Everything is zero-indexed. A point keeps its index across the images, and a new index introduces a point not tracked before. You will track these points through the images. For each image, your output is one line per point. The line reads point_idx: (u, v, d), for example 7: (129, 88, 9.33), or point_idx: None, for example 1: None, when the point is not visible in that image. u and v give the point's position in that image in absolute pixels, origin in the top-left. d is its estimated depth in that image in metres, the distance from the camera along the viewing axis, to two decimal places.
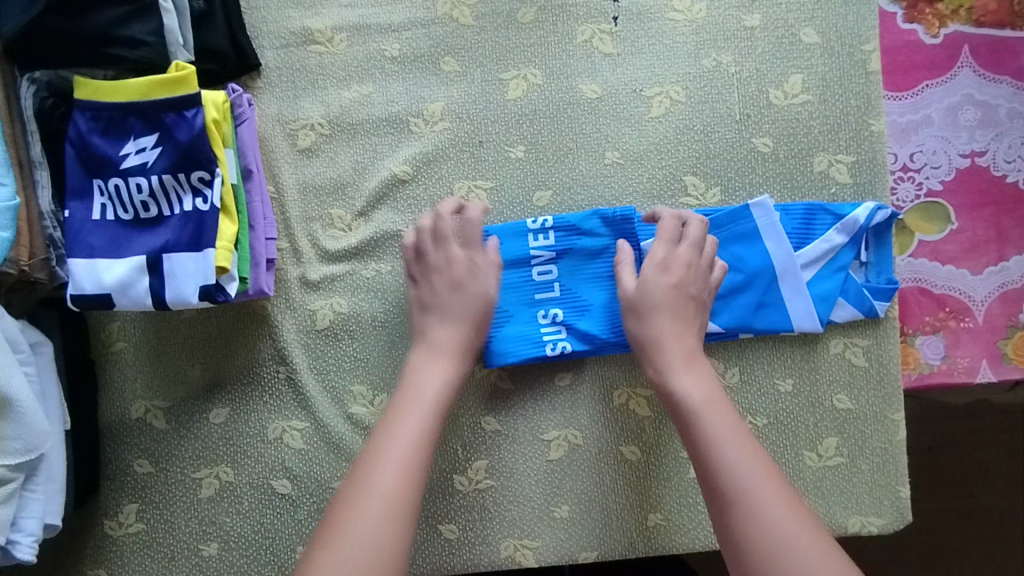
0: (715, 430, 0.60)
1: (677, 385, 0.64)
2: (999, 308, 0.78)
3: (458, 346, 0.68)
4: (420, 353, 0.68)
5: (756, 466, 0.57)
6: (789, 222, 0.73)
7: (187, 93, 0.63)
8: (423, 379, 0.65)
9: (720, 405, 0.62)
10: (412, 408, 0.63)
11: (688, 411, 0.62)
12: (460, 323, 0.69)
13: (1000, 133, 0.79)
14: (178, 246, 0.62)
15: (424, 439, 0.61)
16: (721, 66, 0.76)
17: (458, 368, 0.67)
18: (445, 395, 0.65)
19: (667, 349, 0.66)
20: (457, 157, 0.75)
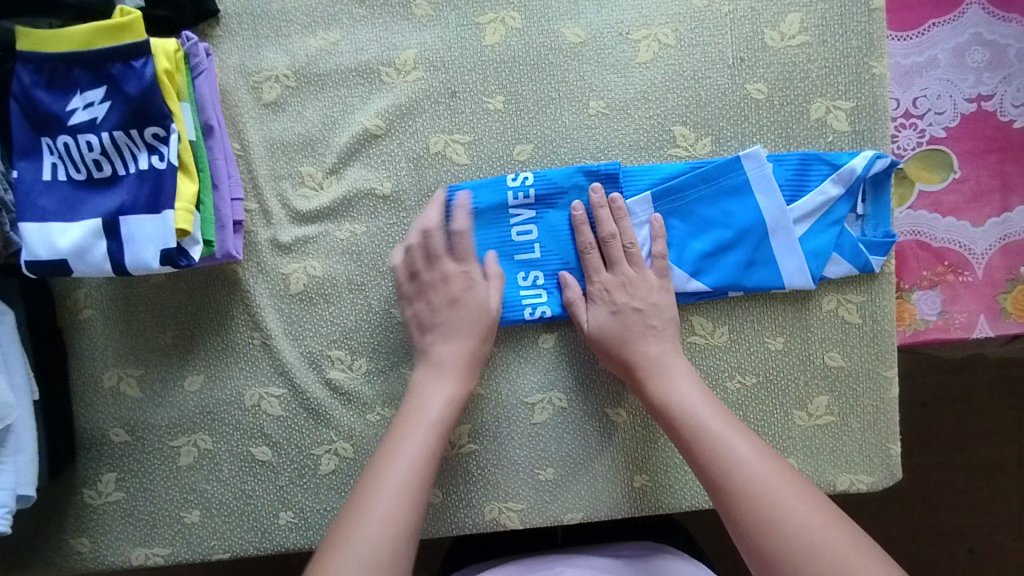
0: (711, 424, 0.61)
1: (668, 385, 0.65)
2: (1000, 261, 0.75)
3: (465, 360, 0.67)
4: (426, 370, 0.67)
5: (756, 453, 0.58)
6: (782, 173, 0.70)
7: (134, 40, 0.59)
8: (422, 396, 0.65)
9: (711, 400, 0.64)
10: (415, 428, 0.62)
11: (682, 411, 0.63)
12: (464, 337, 0.68)
13: (1008, 75, 0.75)
14: (136, 208, 0.59)
15: (425, 457, 0.60)
16: (713, 5, 0.71)
17: (455, 379, 0.66)
18: (443, 407, 0.64)
19: (654, 353, 0.67)
20: (433, 109, 0.71)
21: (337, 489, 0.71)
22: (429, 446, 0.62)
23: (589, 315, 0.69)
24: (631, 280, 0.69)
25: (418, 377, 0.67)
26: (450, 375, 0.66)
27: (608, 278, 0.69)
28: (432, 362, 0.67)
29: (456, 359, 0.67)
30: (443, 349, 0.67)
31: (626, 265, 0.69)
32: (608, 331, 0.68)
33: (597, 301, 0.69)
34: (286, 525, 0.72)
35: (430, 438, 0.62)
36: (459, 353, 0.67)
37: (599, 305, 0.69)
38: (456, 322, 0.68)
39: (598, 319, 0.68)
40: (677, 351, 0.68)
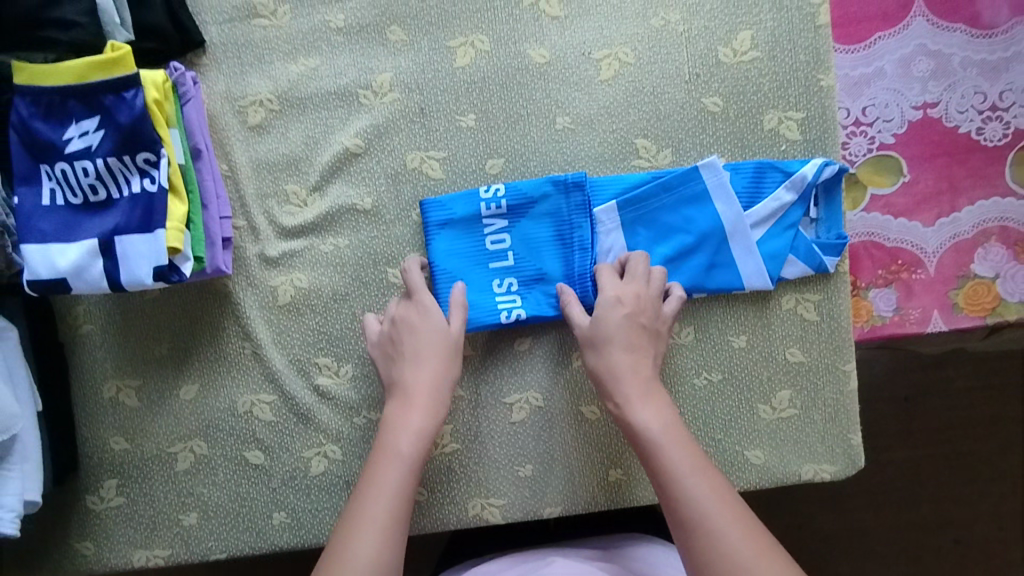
0: (677, 462, 0.60)
1: (637, 416, 0.64)
2: (951, 259, 0.79)
3: (434, 391, 0.68)
4: (396, 404, 0.68)
5: (716, 498, 0.57)
6: (739, 181, 0.74)
7: (125, 74, 0.63)
8: (394, 432, 0.66)
9: (680, 435, 0.63)
10: (387, 465, 0.63)
11: (648, 444, 0.62)
12: (431, 369, 0.69)
13: (952, 83, 0.79)
14: (129, 229, 0.63)
15: (399, 495, 0.61)
16: (669, 25, 0.75)
17: (425, 409, 0.67)
18: (416, 438, 0.65)
19: (628, 380, 0.66)
20: (409, 128, 0.75)
21: (327, 488, 0.75)
22: (403, 482, 0.62)
23: (597, 312, 0.69)
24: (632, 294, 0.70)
25: (389, 411, 0.67)
26: (418, 407, 0.67)
27: (617, 286, 0.70)
28: (402, 394, 0.68)
29: (425, 390, 0.68)
30: (410, 380, 0.68)
31: (630, 281, 0.70)
32: (610, 328, 0.68)
33: (609, 300, 0.69)
34: (280, 525, 0.76)
35: (406, 474, 0.63)
36: (420, 378, 0.68)
37: (614, 304, 0.69)
38: (416, 350, 0.69)
39: (605, 313, 0.68)
40: (652, 381, 0.67)
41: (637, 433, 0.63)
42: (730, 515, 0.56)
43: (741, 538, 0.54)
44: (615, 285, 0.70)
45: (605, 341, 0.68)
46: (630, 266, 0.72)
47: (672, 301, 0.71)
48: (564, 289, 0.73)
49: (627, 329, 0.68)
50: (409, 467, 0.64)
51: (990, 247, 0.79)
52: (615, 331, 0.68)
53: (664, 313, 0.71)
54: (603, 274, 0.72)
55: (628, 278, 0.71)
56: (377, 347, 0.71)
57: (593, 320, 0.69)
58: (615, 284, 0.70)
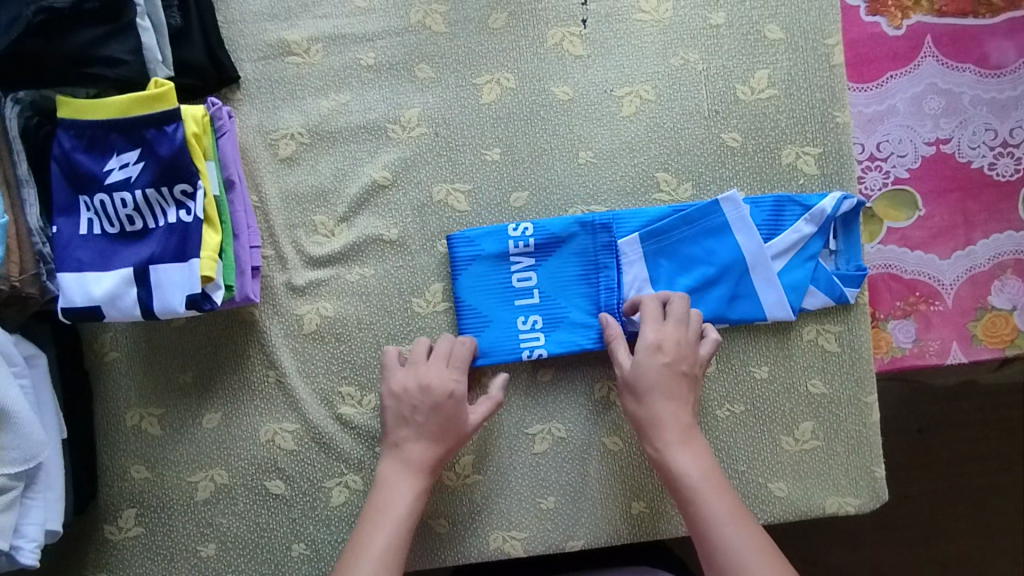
0: (717, 512, 0.62)
1: (675, 461, 0.66)
2: (968, 291, 0.80)
3: (430, 464, 0.69)
4: (390, 465, 0.69)
5: (755, 547, 0.60)
6: (759, 215, 0.75)
7: (166, 108, 0.64)
8: (385, 493, 0.68)
9: (717, 482, 0.65)
10: (378, 525, 0.65)
11: (688, 491, 0.64)
12: (434, 443, 0.69)
13: (964, 121, 0.81)
14: (165, 258, 0.64)
15: (387, 558, 0.63)
16: (688, 64, 0.78)
17: (417, 474, 0.69)
18: (406, 502, 0.67)
19: (667, 426, 0.67)
20: (435, 162, 0.77)
21: (347, 519, 0.75)
22: (393, 543, 0.64)
23: (637, 357, 0.69)
24: (667, 339, 0.69)
25: (383, 471, 0.69)
26: (411, 474, 0.68)
27: (659, 326, 0.70)
28: (396, 458, 0.69)
29: (427, 465, 0.69)
30: (408, 447, 0.69)
31: (670, 325, 0.70)
32: (650, 377, 0.68)
33: (649, 347, 0.69)
34: (298, 556, 0.75)
35: (395, 537, 0.65)
36: (426, 452, 0.69)
37: (654, 350, 0.69)
38: (432, 426, 0.70)
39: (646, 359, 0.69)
40: (690, 425, 0.68)
41: (676, 479, 0.65)
42: (768, 567, 0.58)
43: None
44: (657, 328, 0.70)
45: (643, 391, 0.68)
46: (669, 306, 0.72)
47: (707, 343, 0.72)
48: (609, 321, 0.73)
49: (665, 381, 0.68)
50: (399, 530, 0.65)
51: (1007, 279, 0.80)
52: (653, 380, 0.68)
53: (701, 356, 0.71)
54: (646, 306, 0.72)
55: (668, 321, 0.71)
56: (396, 401, 0.71)
57: (633, 364, 0.69)
58: (657, 328, 0.70)
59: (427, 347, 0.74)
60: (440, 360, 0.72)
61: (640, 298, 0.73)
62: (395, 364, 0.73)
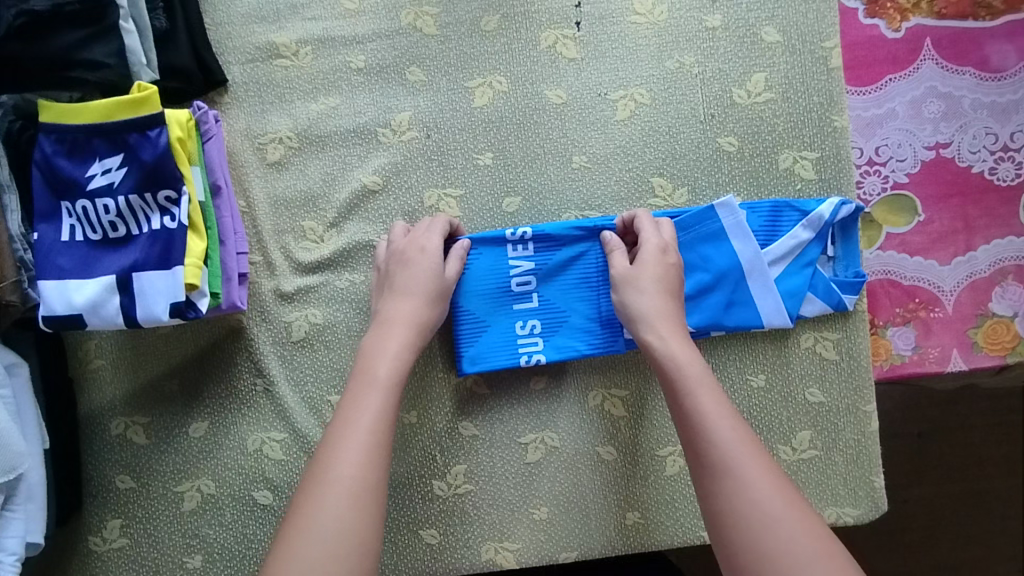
0: (707, 405, 0.58)
1: (667, 356, 0.62)
2: (968, 297, 0.79)
3: (413, 320, 0.67)
4: (374, 331, 0.66)
5: (746, 445, 0.55)
6: (756, 220, 0.74)
7: (149, 113, 0.63)
8: (370, 358, 0.63)
9: (710, 379, 0.60)
10: (365, 390, 0.61)
11: (679, 384, 0.60)
12: (413, 298, 0.67)
13: (964, 124, 0.80)
14: (148, 265, 0.63)
15: (380, 421, 0.59)
16: (684, 67, 0.77)
17: (404, 328, 0.66)
18: (394, 361, 0.63)
19: (662, 320, 0.64)
20: (426, 166, 0.76)
21: None
22: (383, 408, 0.60)
23: (641, 255, 0.68)
24: (668, 243, 0.69)
25: (367, 340, 0.65)
26: (395, 332, 0.65)
27: (659, 232, 0.69)
28: (379, 323, 0.67)
29: (411, 320, 0.67)
30: (390, 308, 0.67)
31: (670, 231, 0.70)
32: (654, 271, 0.67)
33: (654, 246, 0.68)
34: None
35: (388, 399, 0.60)
36: (412, 310, 0.67)
37: (658, 250, 0.68)
38: (408, 281, 0.68)
39: (649, 250, 0.68)
40: (682, 324, 0.65)
41: (674, 369, 0.61)
42: (757, 464, 0.54)
43: (766, 484, 0.52)
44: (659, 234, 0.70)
45: (642, 281, 0.66)
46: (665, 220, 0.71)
47: None
48: (609, 234, 0.72)
49: (668, 273, 0.67)
50: (388, 391, 0.61)
51: (1008, 285, 0.79)
52: (658, 274, 0.67)
53: None
54: (646, 214, 0.71)
55: (665, 230, 0.70)
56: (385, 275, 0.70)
57: (636, 263, 0.68)
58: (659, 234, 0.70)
59: (406, 228, 0.73)
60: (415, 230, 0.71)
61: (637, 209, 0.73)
62: (382, 255, 0.72)
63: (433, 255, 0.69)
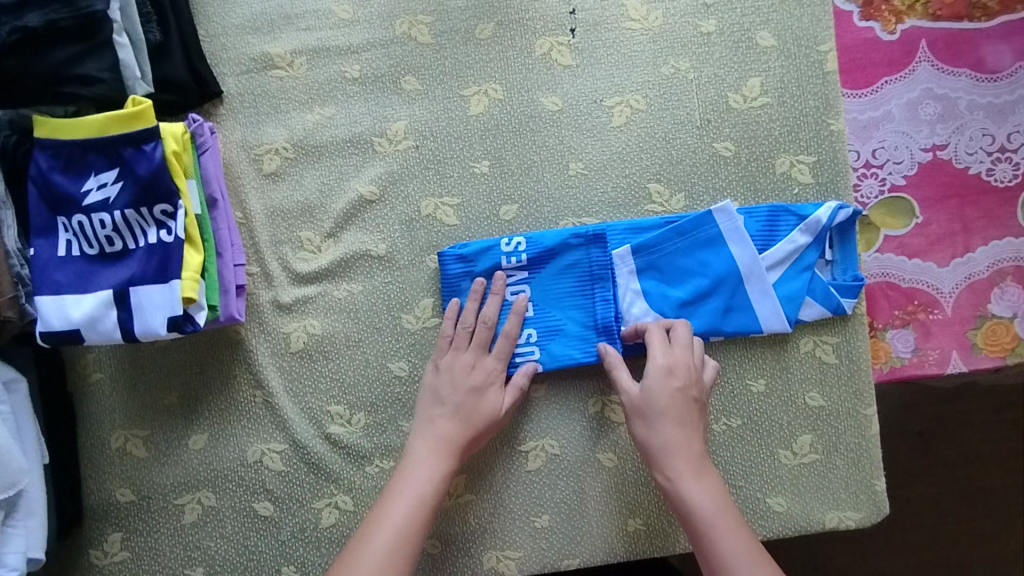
0: (730, 547, 0.59)
1: (689, 494, 0.63)
2: (968, 299, 0.79)
3: (457, 444, 0.68)
4: (421, 441, 0.68)
5: None
6: (753, 225, 0.74)
7: (145, 127, 0.63)
8: (414, 469, 0.67)
9: (733, 517, 0.62)
10: (401, 499, 0.64)
11: (701, 525, 0.61)
12: (465, 425, 0.69)
13: (960, 126, 0.80)
14: (145, 279, 0.63)
15: (409, 529, 0.62)
16: (679, 73, 0.77)
17: (446, 453, 0.68)
18: (434, 475, 0.66)
19: (680, 454, 0.65)
20: (423, 175, 0.76)
21: (338, 541, 0.74)
22: (412, 519, 0.63)
23: (647, 380, 0.67)
24: (677, 363, 0.68)
25: (414, 445, 0.68)
26: (441, 452, 0.68)
27: (668, 351, 0.69)
28: (430, 437, 0.69)
29: (455, 445, 0.68)
30: (439, 422, 0.69)
31: (679, 350, 0.69)
32: (661, 401, 0.66)
33: (659, 370, 0.67)
34: None
35: (418, 509, 0.64)
36: (456, 434, 0.68)
37: (663, 375, 0.67)
38: (466, 408, 0.69)
39: (655, 375, 0.67)
40: (702, 454, 0.66)
41: (693, 512, 0.62)
42: None
43: None
44: (666, 354, 0.68)
45: (651, 413, 0.67)
46: (674, 333, 0.70)
47: (709, 369, 0.71)
48: (610, 350, 0.72)
49: (674, 403, 0.66)
50: (421, 503, 0.64)
51: (1007, 286, 0.79)
52: (665, 404, 0.66)
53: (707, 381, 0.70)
54: (651, 335, 0.70)
55: (675, 345, 0.69)
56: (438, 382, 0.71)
57: (643, 390, 0.67)
58: (666, 353, 0.69)
59: (466, 333, 0.72)
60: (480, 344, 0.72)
61: (641, 325, 0.72)
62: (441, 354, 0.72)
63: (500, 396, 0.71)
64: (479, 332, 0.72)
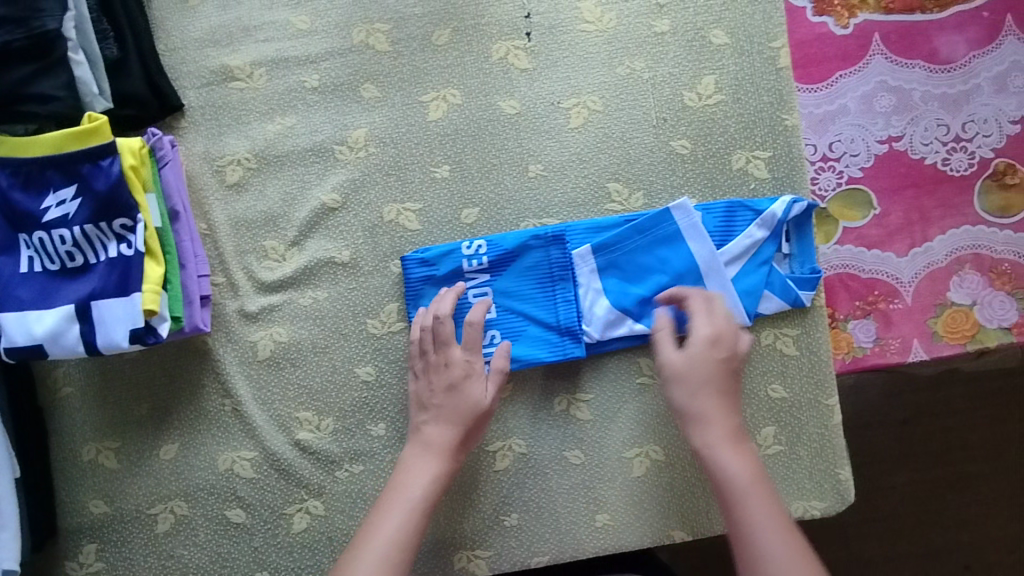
0: (757, 516, 0.60)
1: (722, 461, 0.64)
2: (927, 288, 0.80)
3: (447, 445, 0.69)
4: (413, 448, 0.70)
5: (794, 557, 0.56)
6: (710, 221, 0.75)
7: (101, 142, 0.64)
8: (406, 476, 0.68)
9: (766, 489, 0.62)
10: (395, 506, 0.65)
11: (733, 490, 0.62)
12: (451, 424, 0.70)
13: (915, 117, 0.81)
14: (107, 293, 0.64)
15: (401, 537, 0.63)
16: (634, 73, 0.77)
17: (437, 455, 0.69)
18: (426, 481, 0.67)
19: (716, 422, 0.66)
20: (384, 182, 0.77)
21: (309, 545, 0.75)
22: (406, 525, 0.64)
23: (693, 348, 0.69)
24: (720, 332, 0.69)
25: (407, 453, 0.70)
26: (433, 455, 0.69)
27: (712, 320, 0.70)
28: (421, 443, 0.70)
29: (445, 448, 0.69)
30: (427, 427, 0.70)
31: (722, 319, 0.70)
32: (705, 368, 0.68)
33: (704, 338, 0.69)
34: None
35: (411, 516, 0.64)
36: (444, 436, 0.70)
37: (708, 344, 0.69)
38: (449, 407, 0.70)
39: (698, 347, 0.68)
40: (740, 427, 0.67)
41: (726, 478, 0.63)
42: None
43: None
44: (710, 323, 0.70)
45: (693, 380, 0.68)
46: (714, 308, 0.71)
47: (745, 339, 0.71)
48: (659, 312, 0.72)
49: (714, 371, 0.68)
50: (415, 509, 0.65)
51: (965, 274, 0.80)
52: (708, 372, 0.68)
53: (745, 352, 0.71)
54: (693, 304, 0.71)
55: (716, 315, 0.70)
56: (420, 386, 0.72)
57: (687, 357, 0.68)
58: (709, 323, 0.70)
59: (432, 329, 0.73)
60: (444, 341, 0.72)
61: (682, 291, 0.72)
62: (416, 354, 0.73)
63: (479, 388, 0.71)
64: (437, 332, 0.72)
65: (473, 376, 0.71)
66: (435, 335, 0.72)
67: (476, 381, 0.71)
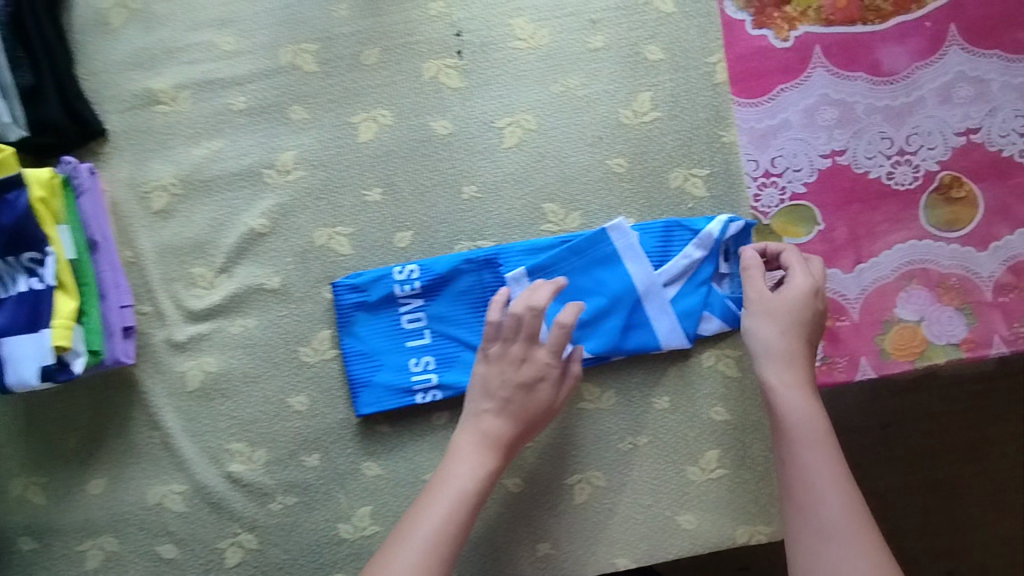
0: (815, 463, 0.61)
1: (785, 403, 0.65)
2: (874, 304, 0.78)
3: (504, 439, 0.67)
4: (465, 436, 0.67)
5: (846, 512, 0.58)
6: (648, 241, 0.73)
7: (5, 174, 0.62)
8: (456, 463, 0.65)
9: (829, 442, 0.63)
10: (440, 498, 0.62)
11: (795, 433, 0.63)
12: (512, 419, 0.67)
13: (858, 131, 0.79)
14: (15, 329, 0.62)
15: (445, 532, 0.60)
16: (569, 90, 0.76)
17: (490, 450, 0.66)
18: (475, 476, 0.64)
19: (786, 363, 0.66)
20: (314, 206, 0.75)
21: None
22: (449, 520, 0.61)
23: (791, 290, 0.69)
24: (817, 283, 0.70)
25: (460, 439, 0.67)
26: (485, 449, 0.66)
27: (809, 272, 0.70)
28: (477, 431, 0.67)
29: (501, 443, 0.66)
30: (485, 417, 0.67)
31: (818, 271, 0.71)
32: (802, 309, 0.68)
33: (806, 282, 0.69)
34: None
35: (456, 509, 0.62)
36: (502, 430, 0.67)
37: (810, 293, 0.69)
38: (516, 403, 0.67)
39: (794, 295, 0.68)
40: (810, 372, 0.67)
41: (792, 422, 0.64)
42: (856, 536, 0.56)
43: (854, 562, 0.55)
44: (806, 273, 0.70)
45: (782, 322, 0.68)
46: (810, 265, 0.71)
47: None
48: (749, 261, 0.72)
49: (807, 314, 0.68)
50: (464, 502, 0.62)
51: (913, 290, 0.78)
52: (803, 316, 0.68)
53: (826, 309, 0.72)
54: (790, 255, 0.71)
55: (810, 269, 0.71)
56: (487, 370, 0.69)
57: (781, 300, 0.68)
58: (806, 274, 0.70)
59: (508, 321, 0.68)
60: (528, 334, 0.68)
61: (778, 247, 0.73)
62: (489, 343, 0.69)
63: (547, 389, 0.68)
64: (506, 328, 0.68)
65: (547, 373, 0.68)
66: (515, 327, 0.68)
67: (547, 381, 0.68)
